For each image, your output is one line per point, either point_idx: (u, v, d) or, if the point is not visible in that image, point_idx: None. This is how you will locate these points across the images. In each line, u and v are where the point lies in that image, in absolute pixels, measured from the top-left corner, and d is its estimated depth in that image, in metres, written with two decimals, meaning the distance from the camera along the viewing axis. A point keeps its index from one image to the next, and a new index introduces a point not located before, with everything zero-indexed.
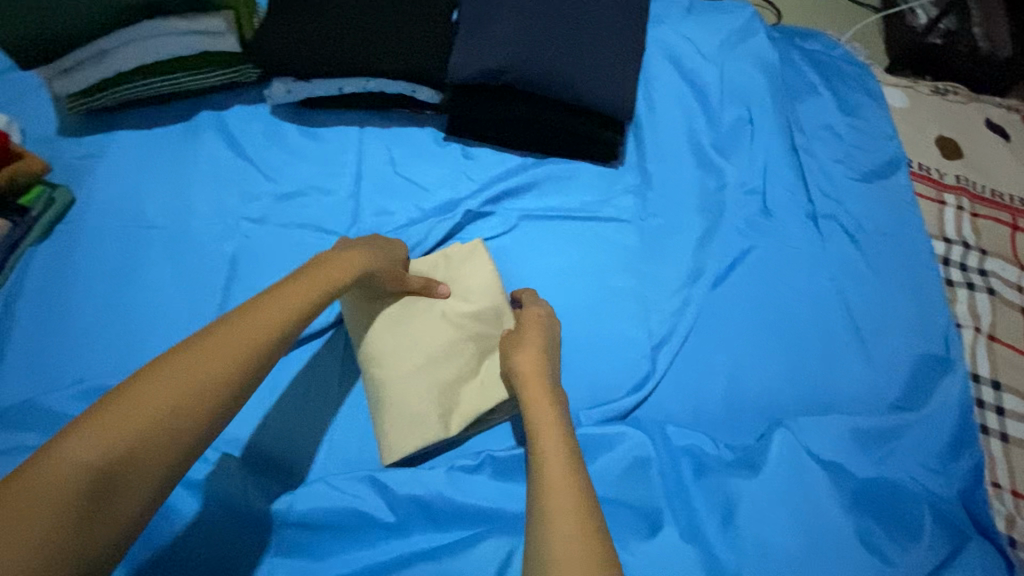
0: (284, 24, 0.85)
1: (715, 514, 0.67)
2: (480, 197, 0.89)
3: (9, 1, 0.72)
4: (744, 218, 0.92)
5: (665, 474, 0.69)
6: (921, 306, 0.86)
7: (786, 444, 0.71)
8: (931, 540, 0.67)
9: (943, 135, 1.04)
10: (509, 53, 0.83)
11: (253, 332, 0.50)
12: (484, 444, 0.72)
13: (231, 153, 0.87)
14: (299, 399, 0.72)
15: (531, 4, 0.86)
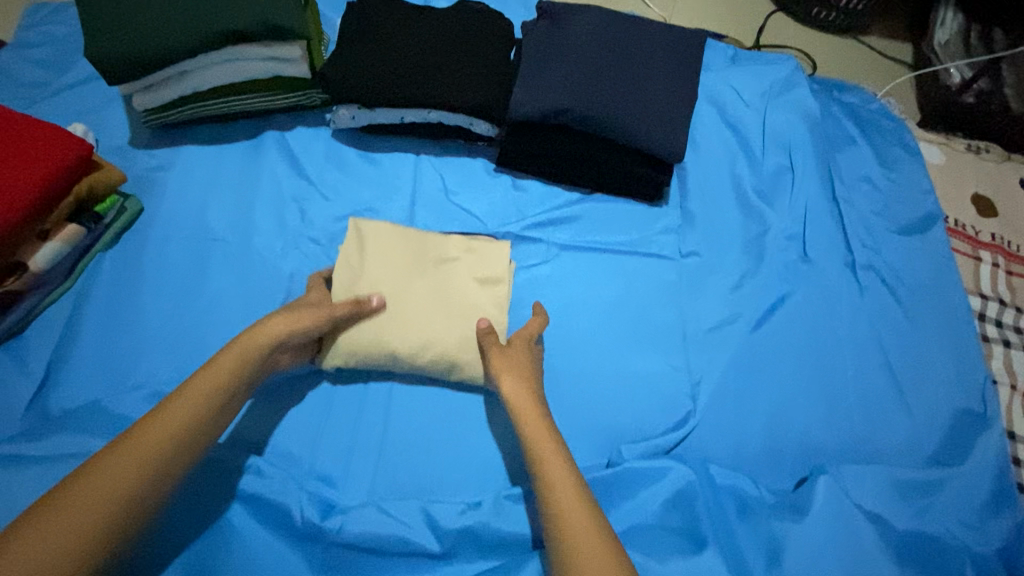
0: (353, 53, 0.90)
1: (760, 558, 0.68)
2: (525, 223, 0.92)
3: (112, 29, 0.77)
4: (784, 262, 0.94)
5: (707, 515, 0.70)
6: (957, 362, 0.88)
7: (829, 491, 0.72)
8: None
9: (978, 193, 1.06)
10: (569, 95, 0.87)
11: (162, 437, 0.55)
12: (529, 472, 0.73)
13: (293, 172, 0.90)
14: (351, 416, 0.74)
15: (589, 49, 0.90)
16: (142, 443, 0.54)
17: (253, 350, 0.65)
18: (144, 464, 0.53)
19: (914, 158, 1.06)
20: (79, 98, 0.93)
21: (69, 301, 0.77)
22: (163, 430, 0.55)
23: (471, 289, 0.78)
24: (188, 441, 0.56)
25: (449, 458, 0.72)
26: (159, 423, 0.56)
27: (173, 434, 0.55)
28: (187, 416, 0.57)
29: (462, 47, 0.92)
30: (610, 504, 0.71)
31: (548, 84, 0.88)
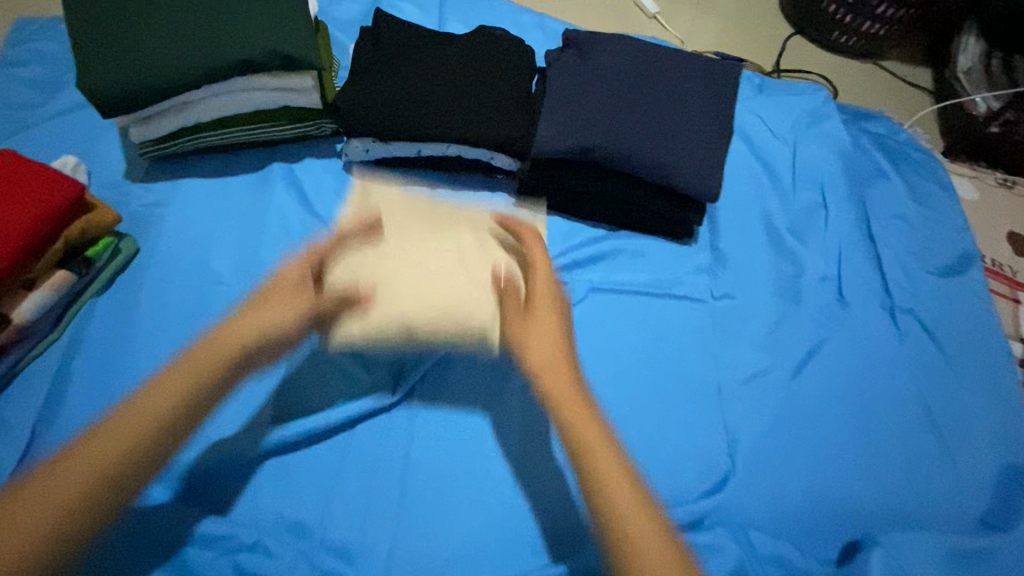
0: (366, 83, 0.84)
1: None
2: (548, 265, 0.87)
3: (109, 60, 0.71)
4: (820, 306, 0.89)
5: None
6: (1002, 414, 0.83)
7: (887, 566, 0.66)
8: None
9: (1013, 230, 1.03)
10: (598, 131, 0.82)
11: (67, 486, 0.41)
12: None
13: (302, 208, 0.84)
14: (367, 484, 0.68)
15: (618, 83, 0.86)
16: (87, 469, 0.42)
17: (240, 333, 0.52)
18: (88, 496, 0.41)
19: (947, 193, 1.02)
20: (70, 126, 0.87)
21: (56, 354, 0.70)
22: (125, 428, 0.44)
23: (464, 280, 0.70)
24: (153, 452, 0.44)
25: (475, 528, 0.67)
26: (110, 438, 0.44)
27: (143, 427, 0.44)
28: (157, 407, 0.45)
29: (482, 77, 0.86)
30: None
31: (574, 120, 0.83)
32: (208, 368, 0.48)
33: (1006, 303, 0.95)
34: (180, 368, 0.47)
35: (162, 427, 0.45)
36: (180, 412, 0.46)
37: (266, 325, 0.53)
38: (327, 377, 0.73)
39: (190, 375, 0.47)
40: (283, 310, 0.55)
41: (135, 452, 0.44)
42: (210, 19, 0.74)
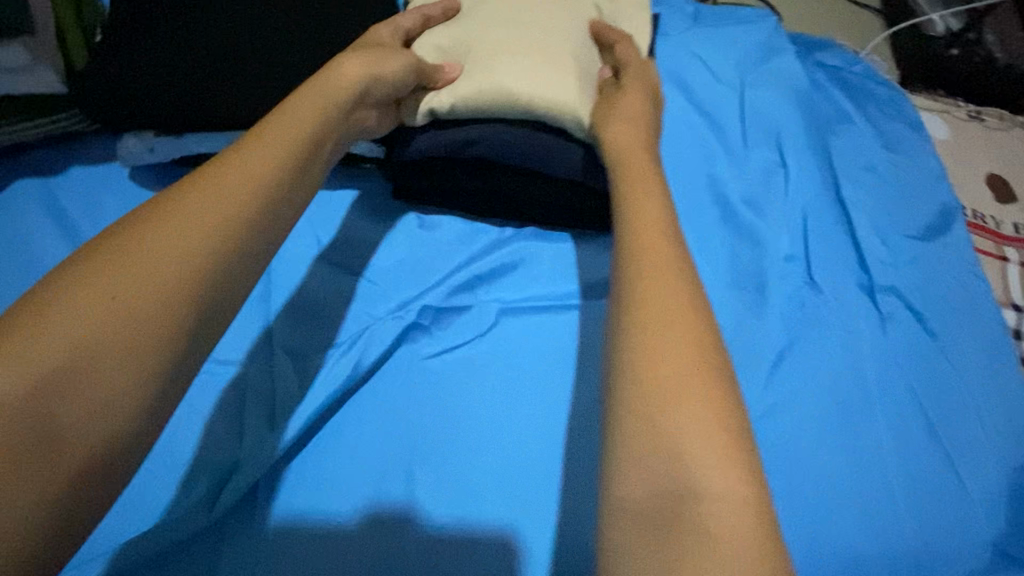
0: (135, 48, 0.57)
1: None
2: (444, 287, 0.65)
3: None
4: (787, 294, 0.71)
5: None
6: (1005, 406, 0.69)
7: None
8: None
9: (993, 171, 0.87)
10: (479, 120, 0.64)
11: (157, 269, 0.33)
12: None
13: (66, 242, 0.58)
14: None
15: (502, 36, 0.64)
16: (132, 366, 0.30)
17: (229, 189, 0.38)
18: (132, 431, 0.30)
19: (920, 136, 0.86)
20: None
21: None
22: (157, 325, 0.32)
23: None
24: (220, 276, 0.35)
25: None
26: (53, 353, 0.28)
27: (240, 210, 0.37)
28: (209, 232, 0.35)
29: (310, 29, 0.60)
30: None
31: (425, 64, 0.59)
32: (227, 222, 0.36)
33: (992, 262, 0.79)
34: (190, 225, 0.35)
35: (229, 235, 0.36)
36: (214, 242, 0.35)
37: (297, 134, 0.44)
38: (123, 502, 0.51)
39: (230, 200, 0.37)
40: (284, 162, 0.42)
41: (228, 290, 0.36)
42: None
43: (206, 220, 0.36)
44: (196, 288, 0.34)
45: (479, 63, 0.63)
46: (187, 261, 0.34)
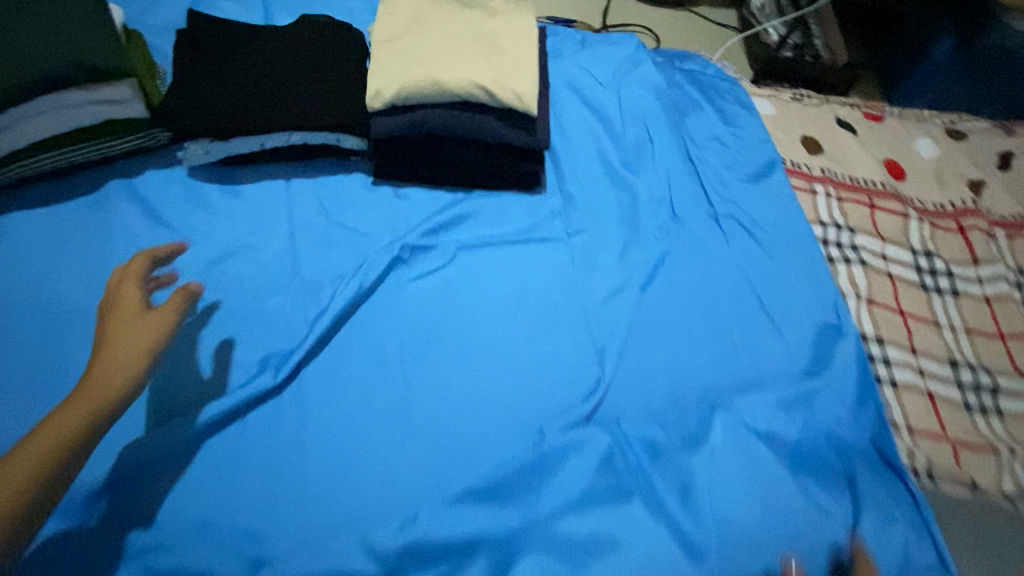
0: (197, 85, 0.85)
1: (676, 491, 0.72)
2: (418, 231, 0.91)
3: None
4: (658, 225, 1.02)
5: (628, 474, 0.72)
6: (813, 285, 1.00)
7: (725, 425, 0.79)
8: (859, 489, 0.78)
9: (806, 135, 1.21)
10: (427, 104, 0.88)
11: (123, 366, 0.61)
12: (445, 466, 0.71)
13: (151, 221, 0.84)
14: (267, 467, 0.69)
15: (441, 49, 0.90)
16: (97, 421, 0.58)
17: (113, 381, 0.60)
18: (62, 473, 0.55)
19: (750, 113, 1.19)
20: None
21: None
22: (110, 401, 0.59)
23: None
24: (77, 450, 0.56)
25: (367, 482, 0.69)
26: (36, 445, 0.53)
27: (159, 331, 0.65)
28: (63, 442, 0.55)
29: (310, 61, 0.89)
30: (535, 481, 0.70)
31: (388, 78, 0.87)
32: (76, 430, 0.56)
33: (805, 194, 1.12)
34: (59, 425, 0.56)
35: (82, 433, 0.56)
36: (75, 429, 0.56)
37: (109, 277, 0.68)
38: (209, 382, 0.74)
39: (84, 407, 0.57)
40: (152, 346, 0.63)
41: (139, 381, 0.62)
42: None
43: (97, 397, 0.58)
44: (64, 462, 0.55)
45: (423, 62, 0.88)
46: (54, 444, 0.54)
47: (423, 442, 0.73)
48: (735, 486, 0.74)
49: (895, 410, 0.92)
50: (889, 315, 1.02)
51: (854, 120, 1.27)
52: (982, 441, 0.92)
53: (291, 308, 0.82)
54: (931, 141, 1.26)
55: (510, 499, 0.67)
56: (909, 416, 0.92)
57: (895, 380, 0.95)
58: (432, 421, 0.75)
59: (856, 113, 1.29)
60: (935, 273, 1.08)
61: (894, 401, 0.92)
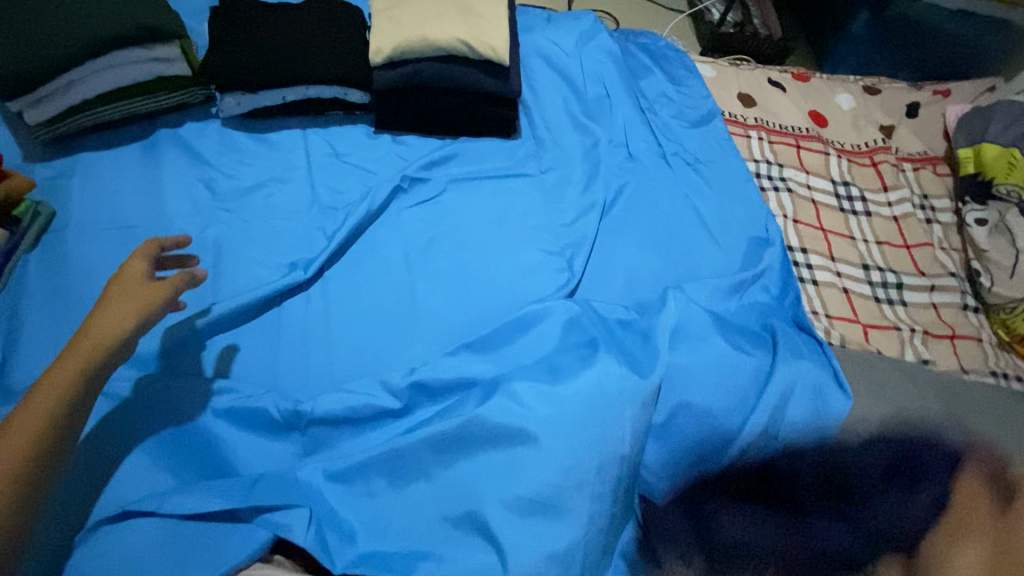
0: (231, 48, 1.03)
1: (637, 339, 0.87)
2: (416, 165, 1.09)
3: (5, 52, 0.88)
4: (617, 163, 1.20)
5: (592, 325, 0.86)
6: (749, 205, 1.18)
7: (678, 300, 0.91)
8: (799, 343, 0.91)
9: (742, 92, 1.42)
10: (419, 61, 1.09)
11: (94, 343, 0.65)
12: (443, 336, 0.89)
13: (195, 161, 1.01)
14: (301, 338, 0.86)
15: (428, 18, 1.10)
16: (77, 402, 0.63)
17: (90, 342, 0.65)
18: (49, 449, 0.59)
19: (693, 75, 1.39)
20: None
21: (5, 301, 0.82)
22: (83, 380, 0.63)
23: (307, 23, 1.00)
24: (70, 411, 0.62)
25: (382, 346, 0.86)
26: (25, 416, 0.59)
27: (135, 312, 0.69)
28: (53, 402, 0.61)
29: (321, 30, 1.09)
30: (513, 336, 0.86)
31: (387, 41, 1.07)
32: (63, 393, 0.62)
33: (742, 138, 1.32)
34: (50, 389, 0.61)
35: (67, 397, 0.62)
36: (64, 391, 0.62)
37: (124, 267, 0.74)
38: (249, 280, 0.90)
39: (71, 370, 0.63)
40: (133, 318, 0.68)
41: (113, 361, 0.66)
42: (72, 23, 0.92)
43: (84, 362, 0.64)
44: (59, 424, 0.61)
45: (414, 28, 1.08)
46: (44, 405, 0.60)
47: (426, 318, 0.90)
48: (685, 339, 0.87)
49: (814, 300, 1.12)
50: (812, 231, 1.21)
51: (785, 80, 1.47)
52: (888, 323, 1.12)
53: (312, 223, 0.99)
54: (851, 96, 1.46)
55: (497, 351, 0.84)
56: (827, 305, 1.11)
57: (817, 280, 1.14)
58: (431, 304, 0.92)
59: (786, 75, 1.49)
60: (852, 199, 1.28)
61: (814, 294, 1.12)
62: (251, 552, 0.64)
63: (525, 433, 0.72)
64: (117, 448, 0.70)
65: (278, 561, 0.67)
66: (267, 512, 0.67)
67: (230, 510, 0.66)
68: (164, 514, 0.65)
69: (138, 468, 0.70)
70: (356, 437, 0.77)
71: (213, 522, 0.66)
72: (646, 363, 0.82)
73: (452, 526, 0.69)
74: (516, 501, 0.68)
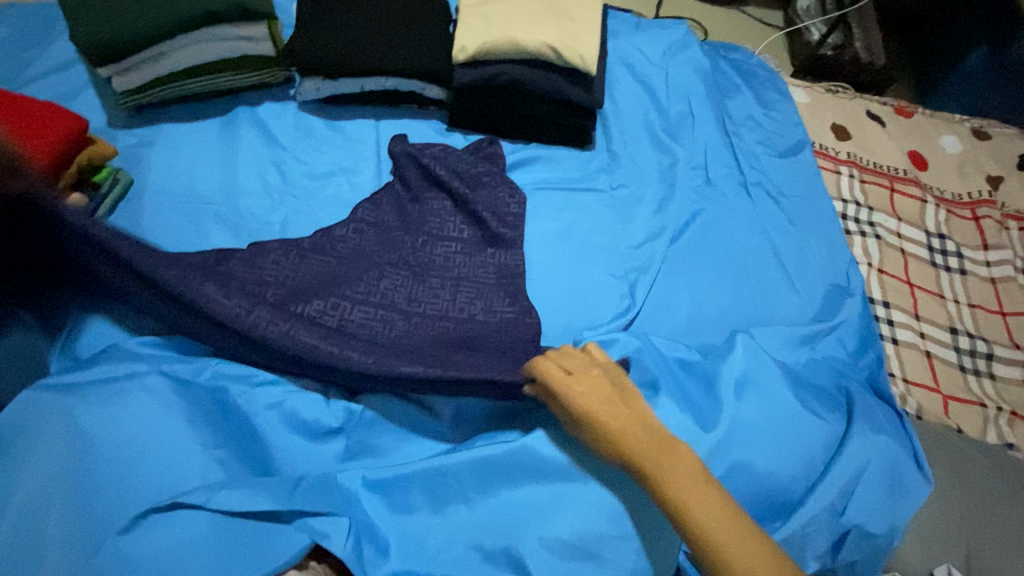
0: (319, 32, 1.01)
1: (698, 387, 0.83)
2: (512, 153, 1.10)
3: (109, 33, 0.88)
4: (694, 188, 1.14)
5: (662, 376, 0.81)
6: (829, 247, 1.11)
7: (746, 345, 0.87)
8: (883, 418, 0.85)
9: (836, 122, 1.33)
10: (505, 64, 1.02)
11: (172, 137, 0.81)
12: None
13: (268, 144, 1.00)
14: None
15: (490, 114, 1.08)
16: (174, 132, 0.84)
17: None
18: None
19: (785, 98, 1.30)
20: (53, 86, 0.99)
21: None
22: None
23: (496, 10, 1.03)
24: None
25: None
26: None
27: None
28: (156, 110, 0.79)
29: (403, 17, 1.04)
30: None
31: (467, 35, 1.01)
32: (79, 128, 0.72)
33: (830, 174, 1.23)
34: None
35: None
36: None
37: None
38: None
39: None
40: None
41: None
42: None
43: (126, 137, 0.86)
44: None
45: (496, 9, 1.03)
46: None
47: None
48: (750, 393, 0.82)
49: (892, 361, 1.03)
50: (897, 284, 1.12)
51: (884, 115, 1.36)
52: (972, 397, 1.02)
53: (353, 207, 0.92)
54: (957, 138, 1.34)
55: None
56: (907, 369, 1.03)
57: (897, 338, 1.06)
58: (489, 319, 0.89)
59: (887, 108, 1.38)
60: (946, 253, 1.18)
61: (892, 354, 1.04)
62: (293, 555, 0.64)
63: (575, 470, 0.71)
64: (163, 435, 0.68)
65: (312, 567, 0.67)
66: (309, 516, 0.67)
67: (275, 510, 0.66)
68: (209, 508, 0.65)
69: (189, 453, 0.68)
70: (405, 445, 0.76)
71: (257, 521, 0.66)
72: (706, 416, 0.79)
73: (485, 558, 0.67)
74: (558, 545, 0.67)
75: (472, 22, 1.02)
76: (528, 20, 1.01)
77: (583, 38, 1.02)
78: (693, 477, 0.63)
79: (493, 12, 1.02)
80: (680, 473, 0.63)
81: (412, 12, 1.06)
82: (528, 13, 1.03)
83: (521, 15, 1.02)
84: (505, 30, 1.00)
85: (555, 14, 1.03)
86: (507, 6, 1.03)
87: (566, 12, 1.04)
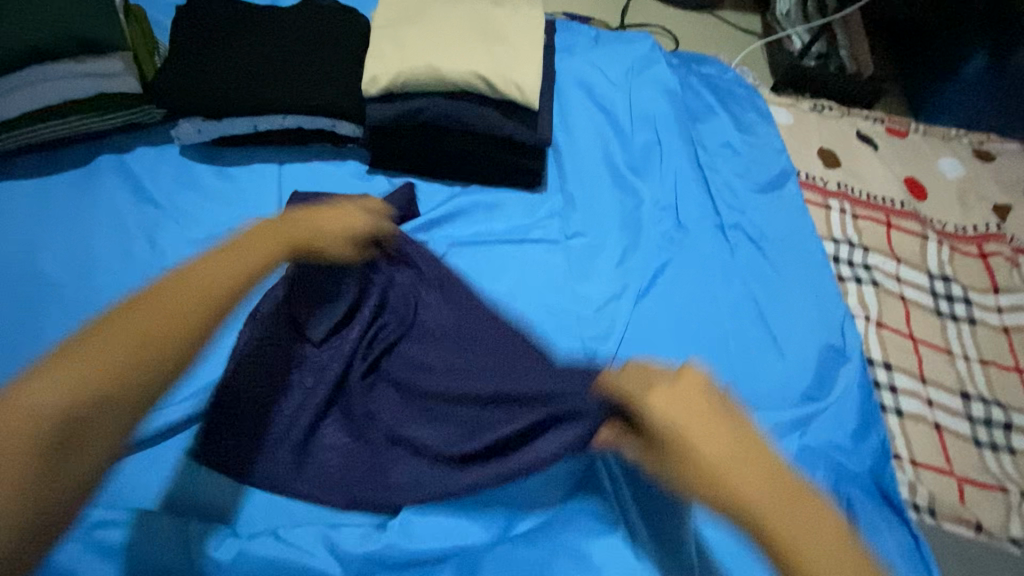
0: (196, 63, 0.82)
1: None
2: (446, 200, 0.92)
3: None
4: (662, 233, 0.97)
5: (619, 508, 0.64)
6: (821, 301, 0.94)
7: None
8: (875, 527, 0.73)
9: (824, 146, 1.17)
10: (428, 97, 0.85)
11: (229, 270, 0.49)
12: None
13: (136, 203, 0.81)
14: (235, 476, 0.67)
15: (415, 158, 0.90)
16: (172, 327, 0.43)
17: (36, 405, 0.36)
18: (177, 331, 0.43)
19: (766, 121, 1.14)
20: None
21: None
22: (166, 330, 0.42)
23: (415, 32, 0.85)
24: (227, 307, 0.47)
25: None
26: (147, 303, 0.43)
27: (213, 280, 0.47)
28: (221, 281, 0.48)
29: (304, 41, 0.86)
30: (509, 499, 0.65)
31: (379, 63, 0.83)
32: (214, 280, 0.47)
33: (820, 210, 1.08)
34: (94, 350, 0.40)
35: (185, 333, 0.43)
36: (188, 300, 0.44)
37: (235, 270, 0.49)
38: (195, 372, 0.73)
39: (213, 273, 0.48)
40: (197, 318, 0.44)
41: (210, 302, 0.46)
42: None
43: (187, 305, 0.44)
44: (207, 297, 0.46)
45: (414, 29, 0.85)
46: (236, 286, 0.48)
47: None
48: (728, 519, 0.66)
49: (897, 440, 0.88)
50: (898, 339, 0.97)
51: (876, 135, 1.21)
52: (990, 478, 0.87)
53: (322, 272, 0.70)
54: (957, 160, 1.19)
55: (484, 511, 0.65)
56: (913, 447, 0.88)
57: (901, 409, 0.91)
58: None
59: (879, 127, 1.22)
60: (952, 299, 1.02)
61: (897, 430, 0.89)
62: None
63: None
64: None
65: None
66: None
67: None
68: None
69: None
70: None
71: None
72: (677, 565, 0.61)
73: None
74: None
75: (386, 47, 0.84)
76: (452, 44, 0.84)
77: (521, 63, 0.84)
78: (805, 517, 0.42)
79: (410, 34, 0.85)
80: (800, 523, 0.42)
81: (316, 34, 0.88)
82: (453, 35, 0.85)
83: (445, 37, 0.84)
84: (425, 56, 0.82)
85: (487, 35, 0.86)
86: (429, 27, 0.85)
87: (501, 32, 0.87)
